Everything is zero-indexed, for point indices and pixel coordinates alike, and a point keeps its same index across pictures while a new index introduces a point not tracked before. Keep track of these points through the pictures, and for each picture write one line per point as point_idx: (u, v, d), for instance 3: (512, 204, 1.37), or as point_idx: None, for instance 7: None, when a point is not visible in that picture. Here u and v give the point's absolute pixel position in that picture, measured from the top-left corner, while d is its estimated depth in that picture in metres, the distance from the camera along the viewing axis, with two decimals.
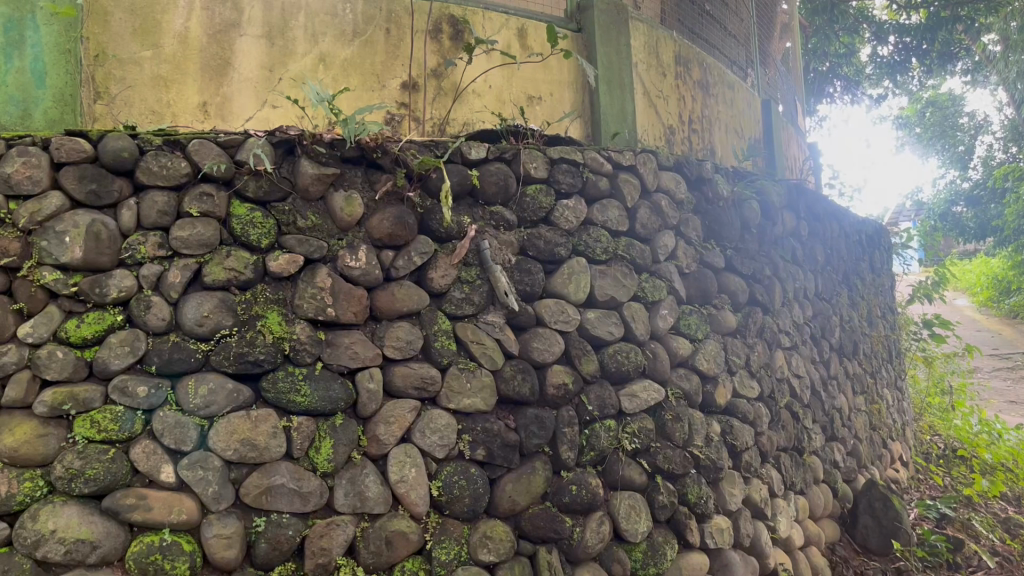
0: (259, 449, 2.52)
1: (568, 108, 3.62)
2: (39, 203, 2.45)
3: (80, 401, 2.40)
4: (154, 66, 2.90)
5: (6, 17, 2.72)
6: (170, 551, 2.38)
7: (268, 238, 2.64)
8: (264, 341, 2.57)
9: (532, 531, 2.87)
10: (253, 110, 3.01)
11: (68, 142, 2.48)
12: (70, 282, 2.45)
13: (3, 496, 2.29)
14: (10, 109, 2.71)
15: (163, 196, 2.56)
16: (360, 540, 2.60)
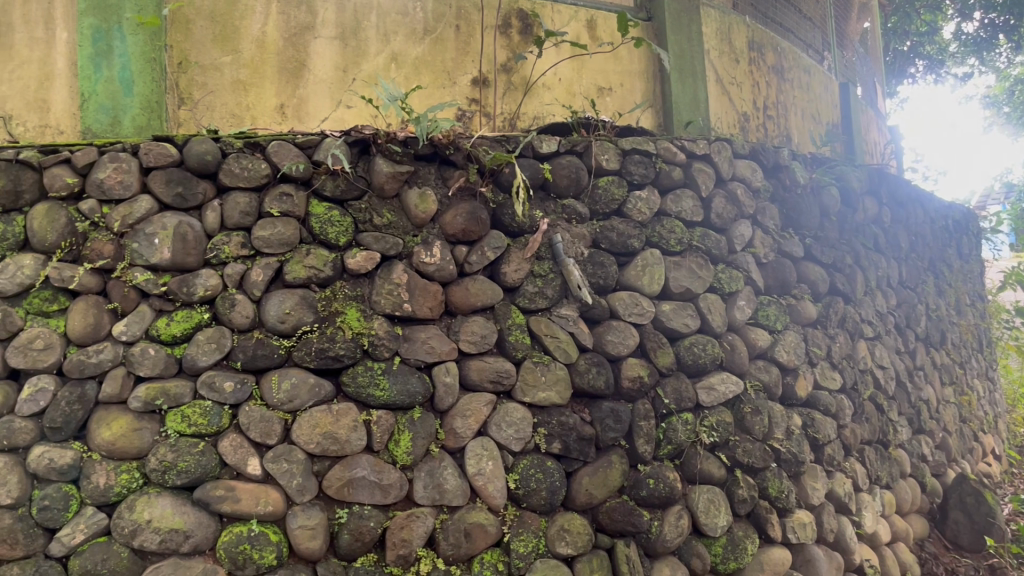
0: (340, 442, 2.58)
1: (639, 98, 3.58)
2: (130, 206, 2.57)
3: (171, 396, 2.50)
4: (234, 71, 2.99)
5: (95, 28, 2.84)
6: (257, 541, 2.47)
7: (345, 236, 2.70)
8: (343, 336, 2.64)
9: (610, 524, 2.86)
10: (328, 111, 3.08)
11: (155, 148, 2.58)
12: (160, 283, 2.55)
13: (102, 487, 2.42)
14: (101, 117, 2.81)
15: (245, 197, 2.64)
16: (439, 532, 2.63)
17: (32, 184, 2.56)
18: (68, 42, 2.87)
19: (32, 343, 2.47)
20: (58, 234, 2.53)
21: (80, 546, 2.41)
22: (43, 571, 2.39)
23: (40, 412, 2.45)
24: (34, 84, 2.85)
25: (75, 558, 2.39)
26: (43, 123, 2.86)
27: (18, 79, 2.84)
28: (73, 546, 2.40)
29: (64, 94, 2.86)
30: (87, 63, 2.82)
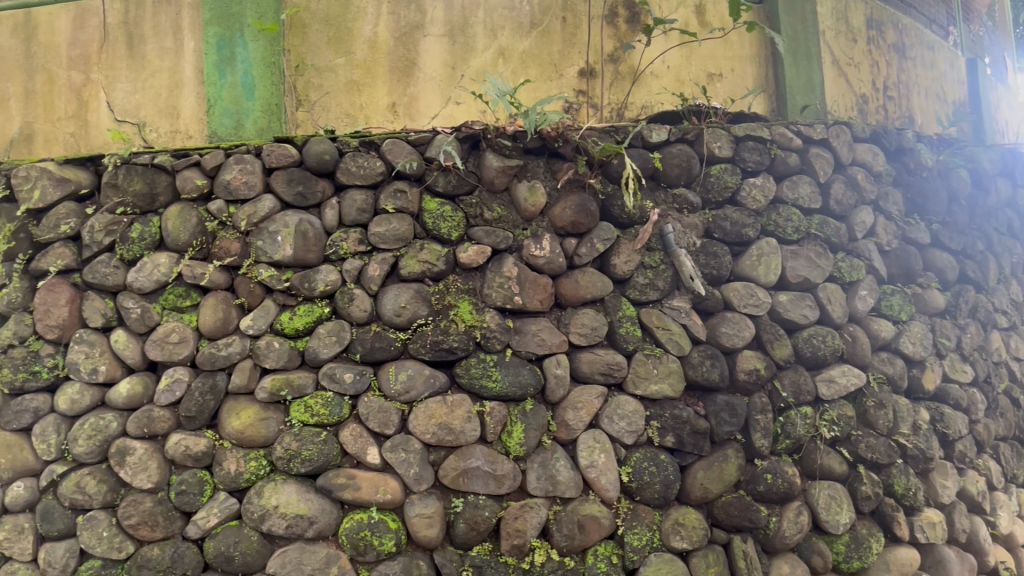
0: (455, 433, 2.62)
1: (751, 84, 3.48)
2: (254, 206, 2.69)
3: (295, 387, 2.61)
4: (347, 72, 3.08)
5: (219, 36, 2.99)
6: (377, 528, 2.55)
7: (457, 231, 2.74)
8: (457, 329, 2.68)
9: (726, 519, 2.81)
10: (438, 108, 3.12)
11: (277, 150, 2.70)
12: (283, 279, 2.66)
13: (233, 474, 2.56)
14: (227, 121, 2.97)
15: (361, 194, 2.72)
16: (553, 523, 2.65)
17: (166, 187, 2.72)
18: (195, 50, 3.03)
19: (168, 337, 2.64)
20: (190, 233, 2.67)
21: (214, 529, 2.56)
22: (182, 552, 2.55)
23: (176, 402, 2.62)
24: (165, 92, 3.04)
25: (210, 540, 2.55)
26: (173, 129, 3.05)
27: (150, 88, 3.05)
28: (208, 529, 2.56)
29: (192, 100, 3.03)
30: (212, 70, 2.99)
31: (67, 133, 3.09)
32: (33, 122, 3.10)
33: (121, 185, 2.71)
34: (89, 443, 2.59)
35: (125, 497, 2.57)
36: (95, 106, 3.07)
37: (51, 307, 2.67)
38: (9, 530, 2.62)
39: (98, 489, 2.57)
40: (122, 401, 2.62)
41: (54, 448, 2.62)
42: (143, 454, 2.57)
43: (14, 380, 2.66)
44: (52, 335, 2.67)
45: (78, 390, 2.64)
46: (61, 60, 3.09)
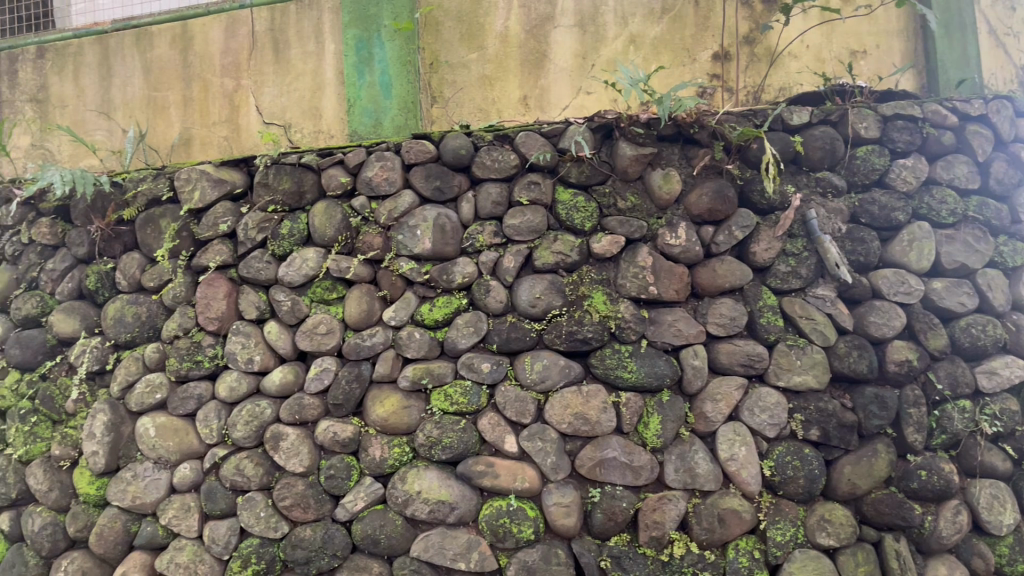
0: (591, 423, 2.62)
1: (899, 59, 3.19)
2: (395, 201, 2.78)
3: (435, 375, 2.69)
4: (479, 67, 3.14)
5: (357, 37, 3.09)
6: (516, 515, 2.59)
7: (590, 221, 2.74)
8: (591, 320, 2.67)
9: (876, 517, 2.68)
10: (569, 98, 3.11)
11: (415, 146, 2.77)
12: (423, 271, 2.74)
13: (378, 459, 2.68)
14: (365, 120, 3.07)
15: (496, 187, 2.76)
16: (692, 516, 2.62)
17: (313, 185, 2.87)
18: (335, 53, 3.15)
19: (316, 328, 2.77)
20: (335, 228, 2.80)
21: (361, 512, 2.68)
22: (332, 533, 2.68)
23: (324, 389, 2.75)
24: (308, 94, 3.19)
25: (358, 523, 2.67)
26: (317, 129, 3.19)
27: (295, 90, 3.20)
28: (356, 512, 2.68)
29: (333, 101, 3.16)
30: (352, 71, 3.09)
31: (221, 137, 3.29)
32: (190, 127, 3.32)
33: (271, 184, 2.86)
34: (247, 428, 2.76)
35: (279, 480, 2.73)
36: (245, 110, 3.26)
37: (211, 300, 2.86)
38: (177, 507, 2.79)
39: (256, 471, 2.74)
40: (275, 388, 2.78)
41: (215, 433, 2.80)
42: (295, 439, 2.72)
43: (179, 368, 2.85)
44: (212, 327, 2.85)
45: (236, 378, 2.82)
46: (214, 68, 3.29)
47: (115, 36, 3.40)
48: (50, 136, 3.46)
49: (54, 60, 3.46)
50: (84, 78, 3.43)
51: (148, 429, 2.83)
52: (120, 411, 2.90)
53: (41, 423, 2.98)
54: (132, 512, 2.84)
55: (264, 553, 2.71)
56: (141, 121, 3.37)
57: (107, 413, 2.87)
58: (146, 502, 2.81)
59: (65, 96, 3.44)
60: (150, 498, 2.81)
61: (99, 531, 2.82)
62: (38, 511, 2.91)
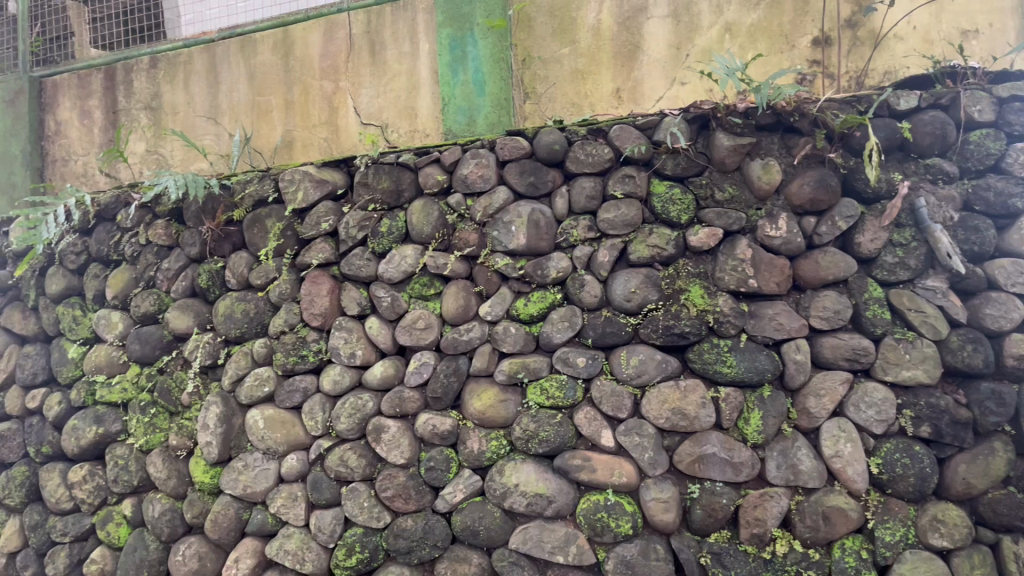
0: (689, 419, 2.59)
1: (1015, 38, 2.87)
2: (490, 198, 2.81)
3: (531, 370, 2.71)
4: (572, 61, 3.12)
5: (451, 37, 3.13)
6: (614, 510, 2.59)
7: (687, 214, 2.70)
8: (688, 314, 2.64)
9: (993, 518, 2.54)
10: (664, 90, 3.04)
11: (510, 142, 2.79)
12: (518, 267, 2.77)
13: (477, 452, 2.72)
14: (460, 118, 3.12)
15: (590, 181, 2.76)
16: (796, 514, 2.55)
17: (410, 184, 2.94)
18: (430, 53, 3.21)
19: (415, 323, 2.84)
20: (432, 226, 2.85)
21: (460, 504, 2.73)
22: (432, 524, 2.74)
23: (423, 383, 2.81)
24: (404, 94, 3.25)
25: (457, 514, 2.73)
26: (412, 129, 3.25)
27: (391, 91, 3.27)
28: (455, 504, 2.73)
29: (428, 100, 3.21)
30: (447, 70, 3.14)
31: (321, 138, 3.39)
32: (292, 130, 3.43)
33: (370, 183, 2.93)
34: (350, 421, 2.84)
35: (381, 471, 2.81)
36: (344, 112, 3.35)
37: (315, 297, 2.96)
38: (285, 497, 2.90)
39: (359, 462, 2.82)
40: (376, 381, 2.85)
41: (320, 425, 2.90)
42: (396, 432, 2.79)
43: (286, 363, 2.96)
44: (316, 323, 2.95)
45: (339, 372, 2.91)
46: (314, 72, 3.39)
47: (222, 44, 3.55)
48: (164, 142, 3.64)
49: (165, 69, 3.64)
50: (193, 85, 3.59)
51: (257, 421, 2.96)
52: (231, 403, 3.04)
53: (160, 415, 3.16)
54: (243, 500, 2.97)
55: (367, 542, 2.79)
56: (246, 125, 3.50)
57: (220, 406, 3.02)
58: (256, 491, 2.93)
59: (176, 104, 3.62)
60: (260, 487, 2.93)
61: (214, 518, 2.96)
62: (157, 497, 3.07)
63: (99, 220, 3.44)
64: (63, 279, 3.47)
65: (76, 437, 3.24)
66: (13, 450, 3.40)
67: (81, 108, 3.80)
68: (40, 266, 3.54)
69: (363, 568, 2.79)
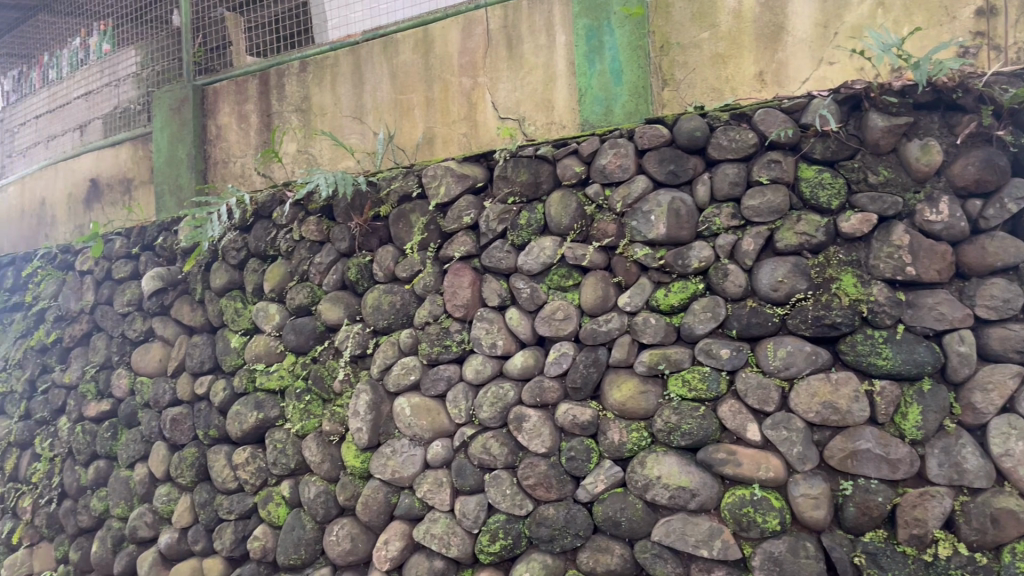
0: (841, 413, 2.49)
1: None
2: (628, 187, 2.79)
3: (673, 361, 2.68)
4: (712, 45, 3.02)
5: (588, 27, 3.13)
6: (761, 505, 2.53)
7: (838, 199, 2.59)
8: (840, 304, 2.54)
9: None
10: (810, 71, 2.89)
11: (649, 130, 2.77)
12: (658, 257, 2.73)
13: (617, 443, 2.72)
14: (596, 108, 3.10)
15: (733, 167, 2.68)
16: (960, 515, 2.39)
17: (549, 175, 2.95)
18: (566, 44, 3.22)
19: (554, 314, 2.86)
20: (571, 217, 2.86)
21: (602, 494, 2.73)
22: (574, 513, 2.76)
23: (563, 373, 2.83)
24: (541, 86, 3.27)
25: (599, 505, 2.73)
26: (549, 121, 3.26)
27: (528, 84, 3.30)
28: (597, 494, 2.73)
29: (565, 92, 3.21)
30: (583, 61, 3.14)
31: (461, 134, 3.46)
32: (433, 127, 3.52)
33: (510, 176, 2.99)
34: (492, 409, 2.91)
35: (523, 460, 2.86)
36: (482, 107, 3.40)
37: (457, 289, 3.03)
38: (431, 482, 2.99)
39: (501, 450, 2.88)
40: (517, 371, 2.90)
41: (464, 413, 2.98)
42: (537, 421, 2.83)
43: (431, 352, 3.06)
44: (458, 313, 3.03)
45: (481, 361, 2.98)
46: (453, 68, 3.47)
47: (366, 46, 3.68)
48: (313, 142, 3.81)
49: (315, 72, 3.82)
50: (340, 86, 3.75)
51: (404, 408, 3.07)
52: (380, 391, 3.17)
53: (315, 401, 3.33)
54: (392, 484, 3.09)
55: (511, 529, 2.85)
56: (390, 123, 3.63)
57: (369, 393, 3.15)
58: (403, 476, 3.05)
59: (324, 105, 3.79)
60: (407, 472, 3.04)
61: (365, 500, 3.10)
62: (313, 480, 3.24)
63: (257, 217, 3.66)
64: (226, 274, 3.71)
65: (239, 422, 3.46)
66: (184, 432, 3.67)
67: (239, 112, 4.05)
68: (205, 261, 3.81)
69: (506, 554, 2.85)
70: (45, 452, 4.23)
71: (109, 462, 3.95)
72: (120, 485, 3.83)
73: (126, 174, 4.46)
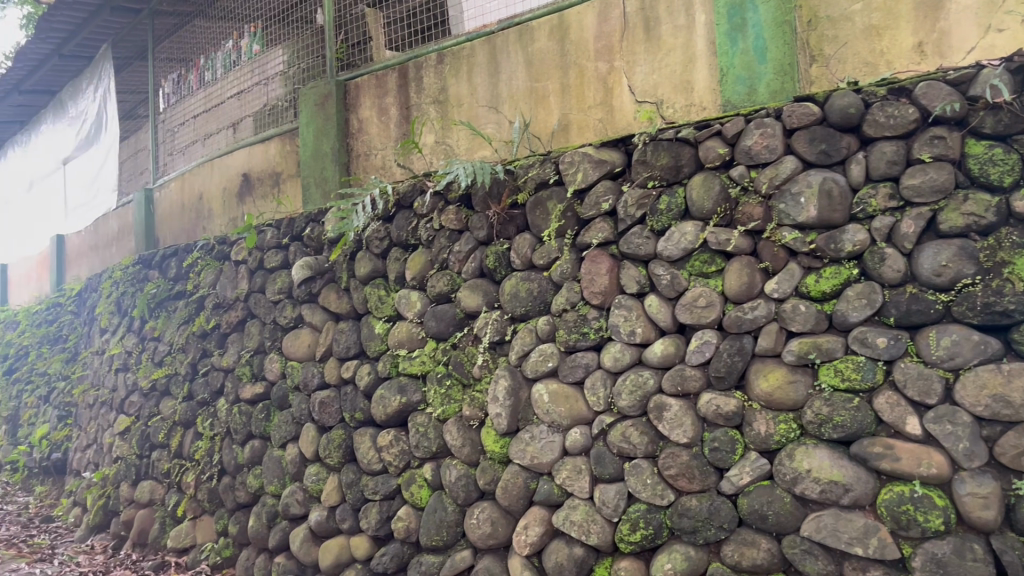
0: (1014, 407, 2.30)
1: None
2: (776, 168, 2.68)
3: (824, 351, 2.56)
4: (866, 17, 2.85)
5: (730, 4, 3.02)
6: (921, 503, 2.38)
7: (1011, 176, 2.39)
8: (1013, 289, 2.35)
9: None
10: (976, 39, 2.66)
11: (798, 109, 2.65)
12: (808, 241, 2.62)
13: (764, 435, 2.63)
14: (739, 88, 2.99)
15: (891, 145, 2.53)
16: None
17: (690, 158, 2.87)
18: (706, 23, 3.11)
19: (696, 301, 2.79)
20: (714, 201, 2.79)
21: (747, 487, 2.65)
22: (718, 505, 2.69)
23: (706, 362, 2.76)
24: (680, 68, 3.17)
25: (744, 497, 2.65)
26: (688, 103, 3.16)
27: (666, 66, 3.21)
28: (742, 486, 2.66)
29: (705, 73, 3.11)
30: (724, 40, 3.03)
31: (597, 120, 3.41)
32: (569, 113, 3.49)
33: (649, 161, 2.94)
34: (631, 398, 2.87)
35: (664, 450, 2.81)
36: (619, 91, 3.34)
37: (595, 276, 3.01)
38: (570, 469, 2.99)
39: (641, 439, 2.84)
40: (657, 359, 2.85)
41: (603, 401, 2.96)
42: (678, 410, 2.77)
43: (569, 339, 3.06)
44: (596, 301, 3.01)
45: (620, 349, 2.94)
46: (589, 53, 3.42)
47: (501, 35, 3.70)
48: (451, 133, 3.87)
49: (452, 63, 3.88)
50: (476, 76, 3.79)
51: (543, 395, 3.08)
52: (518, 377, 3.20)
53: (455, 386, 3.40)
54: (531, 470, 3.11)
55: (651, 519, 2.80)
56: (525, 111, 3.63)
57: (508, 379, 3.20)
58: (542, 462, 3.06)
59: (461, 95, 3.85)
60: (546, 458, 3.06)
61: (505, 485, 3.14)
62: (454, 464, 3.32)
63: (399, 208, 3.76)
64: (370, 263, 3.83)
65: (383, 405, 3.59)
66: (331, 415, 3.83)
67: (379, 106, 4.17)
68: (350, 251, 3.95)
69: (647, 544, 2.81)
70: (206, 431, 4.51)
71: (263, 442, 4.18)
72: (274, 464, 4.05)
73: (275, 169, 4.68)
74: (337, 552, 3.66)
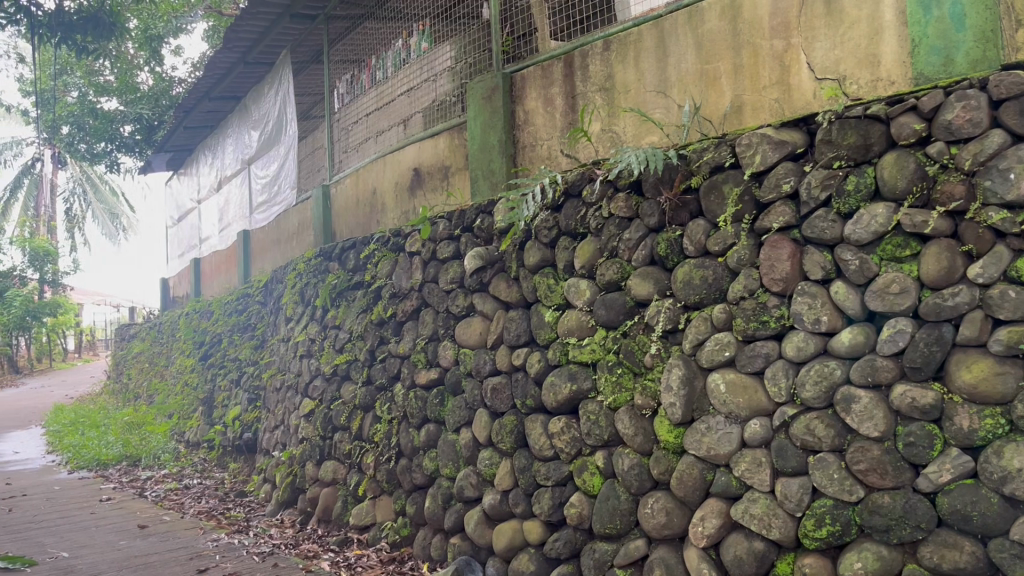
0: None
1: None
2: (981, 143, 2.48)
3: None
4: None
5: None
6: None
7: None
8: None
9: None
10: None
11: (1008, 78, 2.44)
12: (1018, 220, 2.40)
13: (967, 430, 2.44)
14: (933, 59, 2.77)
15: None
16: None
17: (880, 136, 2.71)
18: None
19: (888, 288, 2.64)
20: (908, 179, 2.62)
21: (948, 485, 2.47)
22: (914, 503, 2.53)
23: (900, 352, 2.61)
24: (865, 42, 2.97)
25: (944, 496, 2.47)
26: (875, 78, 2.96)
27: (850, 40, 3.02)
28: (941, 485, 2.48)
29: (893, 44, 2.89)
30: (917, 8, 2.81)
31: (773, 100, 3.27)
32: (741, 95, 3.37)
33: (835, 140, 2.80)
34: (816, 388, 2.76)
35: (852, 443, 2.67)
36: (797, 70, 3.18)
37: (775, 262, 2.91)
38: (750, 461, 2.91)
39: (827, 433, 2.72)
40: (845, 349, 2.73)
41: (785, 392, 2.85)
42: (868, 402, 2.63)
43: (747, 328, 2.97)
44: (777, 288, 2.91)
45: (803, 338, 2.83)
46: (764, 32, 3.28)
47: (670, 18, 3.63)
48: (618, 120, 3.85)
49: (618, 50, 3.85)
50: (644, 62, 3.74)
51: (719, 385, 3.02)
52: (692, 366, 3.13)
53: (626, 374, 3.38)
54: (707, 462, 3.04)
55: (839, 515, 2.68)
56: (696, 95, 3.54)
57: (681, 368, 3.13)
58: (720, 453, 2.99)
59: (628, 82, 3.81)
60: (723, 450, 2.98)
61: (680, 475, 3.09)
62: (626, 452, 3.30)
63: (567, 197, 3.78)
64: (539, 252, 3.88)
65: (555, 392, 3.63)
66: (503, 401, 3.93)
67: (545, 97, 4.20)
68: (519, 240, 4.01)
69: (834, 540, 2.69)
70: (385, 414, 4.73)
71: (438, 426, 4.33)
72: (448, 447, 4.19)
73: (444, 163, 4.82)
74: (510, 535, 3.74)
